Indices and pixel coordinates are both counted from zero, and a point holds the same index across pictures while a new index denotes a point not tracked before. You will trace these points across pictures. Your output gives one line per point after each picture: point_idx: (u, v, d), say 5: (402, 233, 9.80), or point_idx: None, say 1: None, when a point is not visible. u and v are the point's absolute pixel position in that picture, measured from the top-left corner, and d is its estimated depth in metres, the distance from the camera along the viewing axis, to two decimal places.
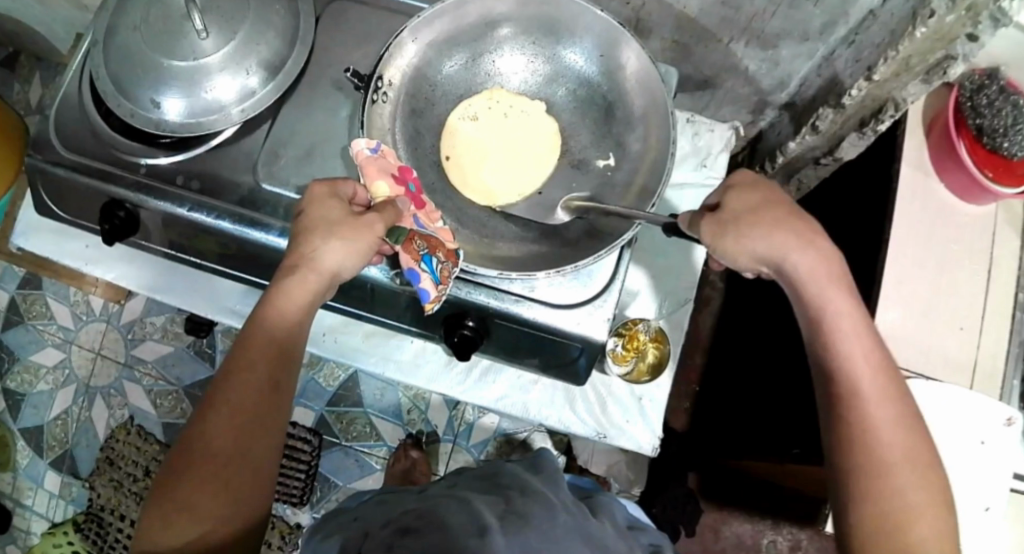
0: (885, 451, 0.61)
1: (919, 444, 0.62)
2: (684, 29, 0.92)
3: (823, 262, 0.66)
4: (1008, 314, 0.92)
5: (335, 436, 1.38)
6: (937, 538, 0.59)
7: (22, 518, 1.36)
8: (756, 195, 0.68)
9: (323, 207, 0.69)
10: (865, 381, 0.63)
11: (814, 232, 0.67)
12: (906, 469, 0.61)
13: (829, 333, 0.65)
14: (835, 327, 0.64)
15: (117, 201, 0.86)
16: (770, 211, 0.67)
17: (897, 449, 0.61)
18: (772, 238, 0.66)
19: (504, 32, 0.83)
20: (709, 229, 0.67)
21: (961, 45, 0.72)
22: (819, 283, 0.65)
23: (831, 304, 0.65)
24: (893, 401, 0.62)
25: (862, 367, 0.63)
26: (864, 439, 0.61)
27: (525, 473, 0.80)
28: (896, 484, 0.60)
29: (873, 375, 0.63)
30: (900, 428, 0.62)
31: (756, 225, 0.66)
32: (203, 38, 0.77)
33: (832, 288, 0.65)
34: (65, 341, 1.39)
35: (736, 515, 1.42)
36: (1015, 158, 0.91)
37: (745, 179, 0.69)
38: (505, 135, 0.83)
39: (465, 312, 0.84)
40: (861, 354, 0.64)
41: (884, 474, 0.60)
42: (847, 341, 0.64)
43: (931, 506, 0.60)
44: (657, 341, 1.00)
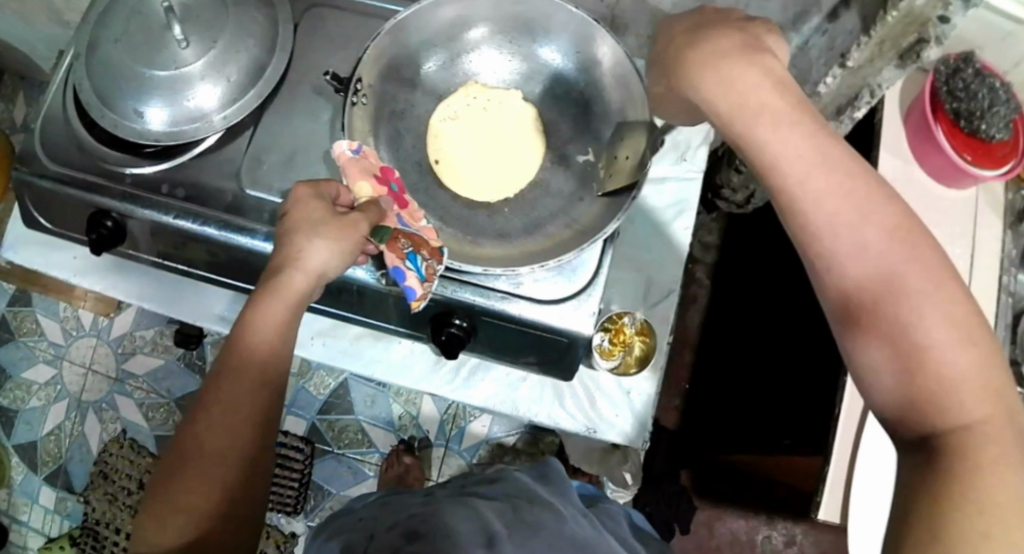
0: (869, 286, 0.49)
1: (910, 260, 0.49)
2: (660, 25, 0.93)
3: (742, 84, 0.52)
4: (991, 300, 0.93)
5: (328, 444, 1.38)
6: (971, 373, 0.46)
7: (18, 534, 1.36)
8: (670, 38, 0.57)
9: (306, 207, 0.70)
10: (818, 213, 0.50)
11: (726, 52, 0.53)
12: (895, 299, 0.48)
13: (767, 170, 0.52)
14: (771, 159, 0.51)
15: (104, 211, 0.86)
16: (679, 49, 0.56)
17: (885, 279, 0.49)
18: (687, 83, 0.55)
19: (479, 32, 0.83)
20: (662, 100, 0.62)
21: (933, 28, 0.72)
22: (742, 113, 0.52)
23: (759, 129, 0.52)
24: (861, 222, 0.49)
25: (812, 192, 0.50)
26: (843, 281, 0.50)
27: (530, 482, 0.79)
28: (898, 319, 0.48)
29: (831, 196, 0.50)
30: (879, 251, 0.49)
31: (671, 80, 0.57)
32: (184, 47, 0.78)
33: (758, 111, 0.52)
34: (56, 357, 1.39)
35: (730, 511, 1.42)
36: (994, 140, 0.91)
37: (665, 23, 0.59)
38: (486, 131, 0.85)
39: (451, 311, 0.84)
40: (806, 181, 0.50)
41: (881, 312, 0.48)
42: (792, 170, 0.51)
43: (950, 331, 0.47)
44: (643, 335, 1.00)
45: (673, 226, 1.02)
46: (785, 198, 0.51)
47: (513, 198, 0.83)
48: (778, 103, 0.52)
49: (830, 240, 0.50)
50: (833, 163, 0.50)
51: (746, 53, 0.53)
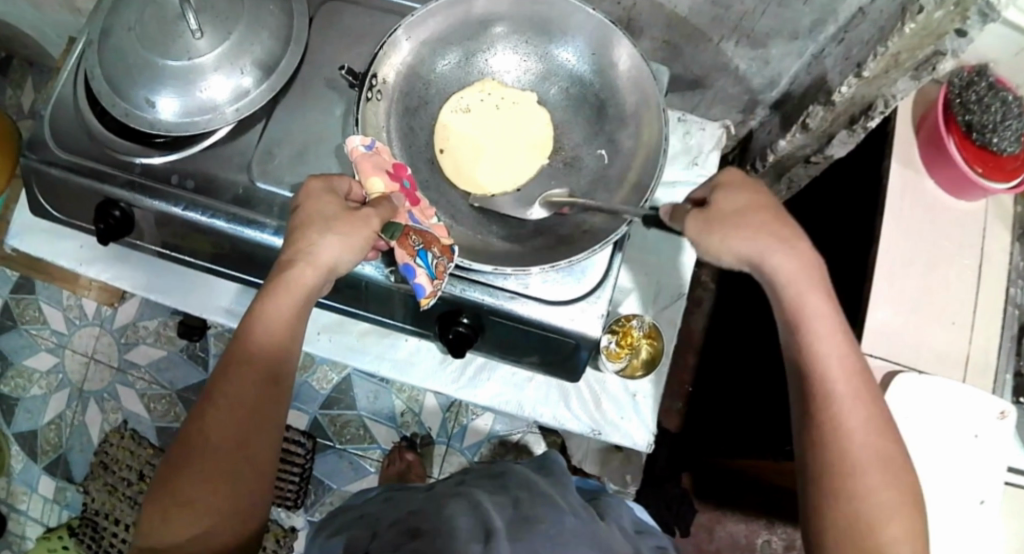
0: (857, 453, 0.62)
1: (891, 447, 0.63)
2: (675, 29, 0.92)
3: (803, 264, 0.67)
4: (1000, 310, 0.92)
5: (329, 439, 1.38)
6: (905, 544, 0.61)
7: (17, 522, 1.35)
8: (743, 195, 0.69)
9: (318, 202, 0.69)
10: (841, 385, 0.64)
11: (795, 234, 0.68)
12: (874, 471, 0.62)
13: (806, 336, 0.66)
14: (813, 331, 0.66)
15: (112, 200, 0.86)
16: (753, 206, 0.69)
17: (870, 454, 0.62)
18: (755, 237, 0.67)
19: (497, 31, 0.83)
20: (696, 225, 0.68)
21: (950, 41, 0.73)
22: (800, 286, 0.67)
23: (810, 307, 0.66)
24: (866, 405, 0.64)
25: (837, 371, 0.64)
26: (837, 444, 0.63)
27: (532, 474, 0.80)
28: (867, 489, 0.61)
29: (848, 377, 0.64)
30: (871, 432, 0.63)
31: (739, 225, 0.67)
32: (197, 37, 0.77)
33: (813, 292, 0.67)
34: (58, 345, 1.38)
35: (730, 514, 1.41)
36: (1005, 153, 0.91)
37: (734, 178, 0.70)
38: (495, 126, 0.84)
39: (460, 309, 0.84)
40: (837, 358, 0.65)
41: (857, 478, 0.62)
42: (827, 348, 0.65)
43: (902, 509, 0.61)
44: (650, 337, 0.99)
45: None
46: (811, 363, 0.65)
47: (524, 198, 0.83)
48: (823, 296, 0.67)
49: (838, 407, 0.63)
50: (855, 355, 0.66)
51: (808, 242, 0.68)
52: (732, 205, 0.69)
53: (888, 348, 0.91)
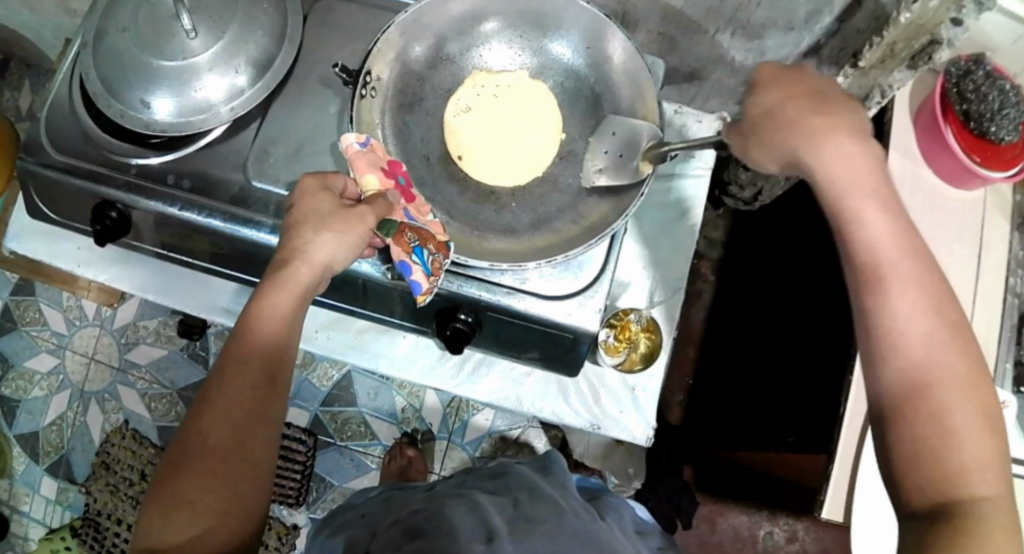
0: (921, 369, 0.55)
1: (964, 358, 0.55)
2: (670, 21, 0.92)
3: (848, 159, 0.59)
4: (999, 300, 0.92)
5: (330, 436, 1.38)
6: (982, 460, 0.53)
7: (19, 523, 1.36)
8: (781, 94, 0.62)
9: (313, 200, 0.70)
10: (897, 295, 0.56)
11: (835, 125, 0.59)
12: (942, 385, 0.54)
13: (855, 243, 0.58)
14: (865, 236, 0.57)
15: (108, 201, 0.86)
16: (793, 104, 0.61)
17: (939, 368, 0.54)
18: (791, 135, 0.60)
19: (490, 26, 0.83)
20: (738, 141, 0.65)
21: (947, 30, 0.71)
22: (848, 186, 0.58)
23: (859, 206, 0.58)
24: (930, 314, 0.56)
25: (894, 275, 0.56)
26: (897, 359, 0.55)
27: (533, 475, 0.79)
28: (938, 406, 0.54)
29: (909, 284, 0.56)
30: (936, 343, 0.55)
31: (778, 131, 0.61)
32: (192, 37, 0.76)
33: (862, 191, 0.58)
34: (59, 346, 1.39)
35: (732, 506, 1.42)
36: (1003, 142, 0.91)
37: (771, 75, 0.63)
38: (504, 116, 0.85)
39: (457, 305, 0.84)
40: (893, 264, 0.56)
41: (924, 395, 0.54)
42: (883, 254, 0.57)
43: (978, 426, 0.54)
44: (648, 332, 0.99)
45: (683, 226, 1.03)
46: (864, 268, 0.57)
47: (520, 192, 0.83)
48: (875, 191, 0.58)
49: (895, 316, 0.56)
50: (915, 257, 0.57)
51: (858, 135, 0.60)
52: (767, 109, 0.62)
53: None
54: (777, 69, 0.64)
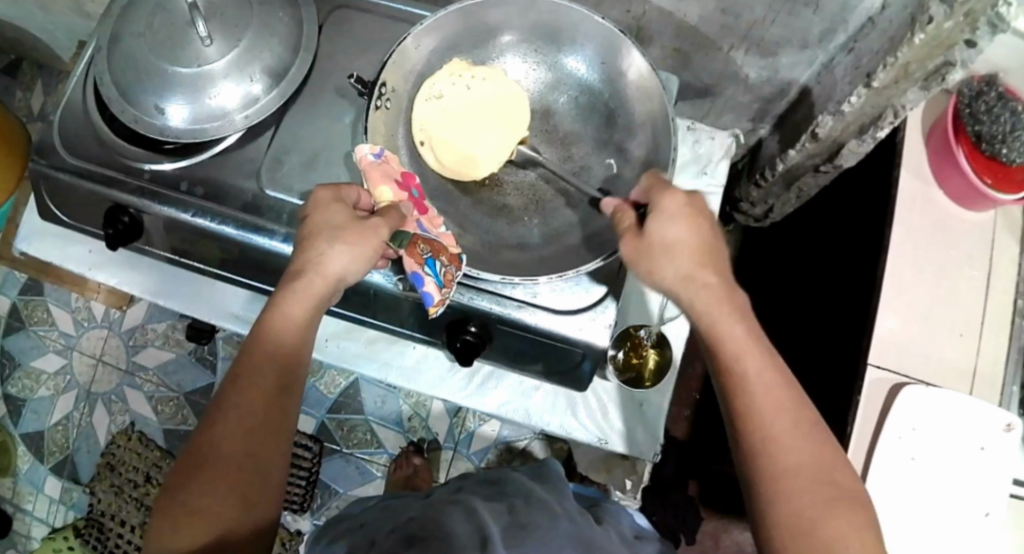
0: (783, 463, 0.59)
1: (824, 450, 0.60)
2: (685, 37, 0.92)
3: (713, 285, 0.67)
4: (1009, 323, 0.92)
5: (336, 443, 1.38)
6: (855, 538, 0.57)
7: (22, 523, 1.36)
8: (678, 226, 0.68)
9: (327, 212, 0.70)
10: (761, 398, 0.61)
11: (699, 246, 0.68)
12: (803, 477, 0.59)
13: (723, 358, 0.64)
14: (731, 352, 0.64)
15: (121, 206, 0.86)
16: (684, 234, 0.68)
17: (799, 460, 0.59)
18: (673, 257, 0.67)
19: (506, 40, 0.84)
20: (634, 247, 0.69)
21: (960, 51, 0.71)
22: (715, 312, 0.65)
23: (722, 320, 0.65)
24: (791, 415, 0.61)
25: (756, 378, 0.62)
26: (764, 456, 0.60)
27: (530, 482, 0.79)
28: (798, 498, 0.58)
29: (770, 388, 0.62)
30: (799, 439, 0.60)
31: (666, 258, 0.68)
32: (207, 45, 0.77)
33: (727, 314, 0.65)
34: (66, 347, 1.39)
35: (737, 523, 1.40)
36: (1014, 164, 0.91)
37: (674, 204, 0.69)
38: (474, 107, 0.79)
39: (467, 318, 0.84)
40: (757, 374, 0.62)
41: (780, 480, 0.59)
42: (748, 366, 0.63)
43: (838, 512, 0.58)
44: (658, 348, 1.00)
45: None
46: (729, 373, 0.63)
47: (533, 207, 0.83)
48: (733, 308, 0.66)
49: (758, 412, 0.61)
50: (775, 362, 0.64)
51: (721, 272, 0.68)
52: (664, 238, 0.68)
53: (897, 360, 0.91)
54: (683, 196, 0.69)
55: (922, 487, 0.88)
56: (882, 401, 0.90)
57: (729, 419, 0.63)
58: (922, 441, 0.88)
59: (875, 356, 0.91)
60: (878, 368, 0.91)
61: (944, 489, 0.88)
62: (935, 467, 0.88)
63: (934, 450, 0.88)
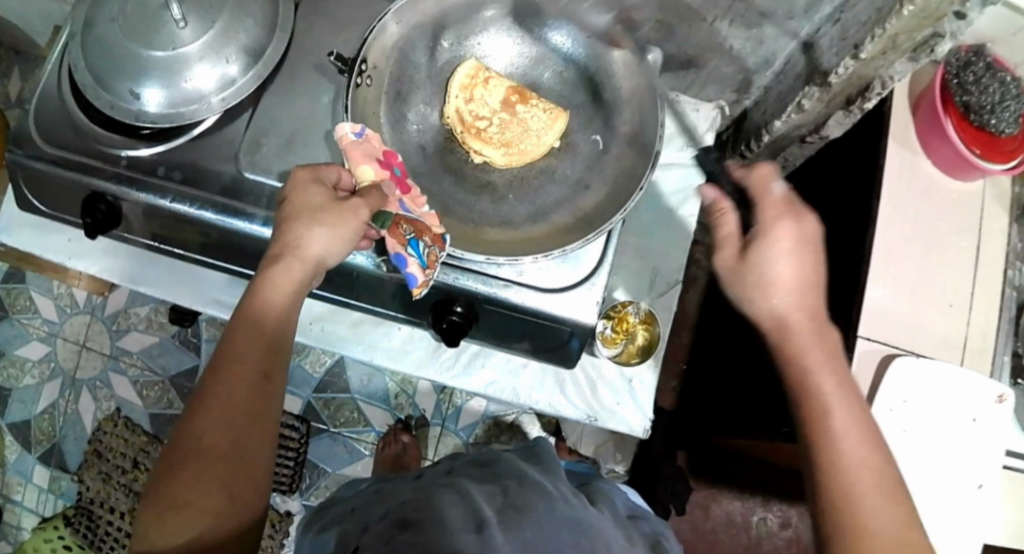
0: (877, 548, 0.58)
1: (913, 534, 0.59)
2: (669, 9, 0.90)
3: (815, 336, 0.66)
4: (998, 293, 0.92)
5: (323, 423, 1.38)
6: None
7: (12, 512, 1.35)
8: (785, 260, 0.67)
9: (305, 193, 0.69)
10: (858, 479, 0.60)
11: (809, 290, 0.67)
12: None
13: (820, 427, 0.62)
14: (830, 423, 0.62)
15: (98, 193, 0.84)
16: (789, 269, 0.67)
17: (892, 547, 0.58)
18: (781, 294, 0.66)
19: (489, 14, 0.82)
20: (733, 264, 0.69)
21: (950, 23, 0.71)
22: (816, 373, 0.64)
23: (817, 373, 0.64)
24: (886, 497, 0.60)
25: (849, 440, 0.61)
26: (855, 538, 0.59)
27: (522, 463, 0.79)
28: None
29: (866, 467, 0.61)
30: (891, 523, 0.59)
31: (768, 298, 0.66)
32: (182, 27, 0.75)
33: (827, 380, 0.64)
34: (50, 334, 1.37)
35: (726, 492, 1.43)
36: (1003, 134, 0.90)
37: (782, 235, 0.67)
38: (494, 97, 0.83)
39: (453, 298, 0.83)
40: (853, 448, 0.61)
41: (865, 543, 0.59)
42: (844, 441, 0.62)
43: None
44: (646, 324, 1.01)
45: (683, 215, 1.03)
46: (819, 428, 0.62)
47: (517, 185, 0.82)
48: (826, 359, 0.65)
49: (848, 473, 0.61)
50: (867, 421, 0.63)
51: (820, 322, 0.67)
52: (768, 273, 0.67)
53: (886, 332, 0.91)
54: (792, 225, 0.68)
55: (915, 457, 0.88)
56: (872, 375, 0.90)
57: (818, 493, 0.61)
58: (914, 413, 0.88)
59: (865, 328, 0.91)
60: (868, 340, 0.91)
61: (938, 459, 0.88)
62: (927, 437, 0.88)
63: (925, 421, 0.88)
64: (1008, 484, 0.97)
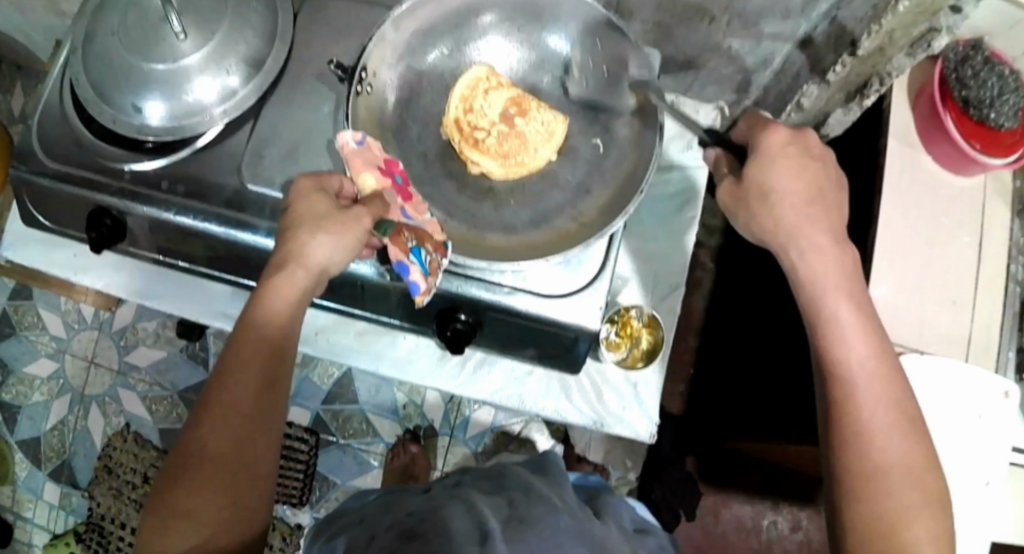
0: (878, 457, 0.62)
1: (917, 449, 0.63)
2: (665, 11, 0.91)
3: (828, 262, 0.67)
4: (1003, 287, 0.92)
5: (331, 434, 1.38)
6: (934, 536, 0.61)
7: (24, 530, 1.36)
8: (783, 171, 0.68)
9: (309, 202, 0.70)
10: (864, 390, 0.63)
11: (812, 214, 0.68)
12: (904, 487, 0.61)
13: (829, 334, 0.66)
14: (839, 333, 0.65)
15: (103, 208, 0.85)
16: (790, 179, 0.68)
17: (893, 457, 0.62)
18: (779, 216, 0.68)
19: (487, 19, 0.82)
20: (729, 191, 0.71)
21: (945, 18, 0.70)
22: (824, 285, 0.67)
23: (828, 300, 0.66)
24: (893, 411, 0.63)
25: (860, 372, 0.64)
26: (858, 444, 0.62)
27: (530, 476, 0.79)
28: (892, 497, 0.61)
29: (873, 379, 0.64)
30: (897, 435, 0.62)
31: (770, 207, 0.68)
32: (182, 39, 0.75)
33: (837, 290, 0.66)
34: (58, 350, 1.38)
35: (735, 497, 1.42)
36: (1003, 128, 0.90)
37: (777, 147, 0.69)
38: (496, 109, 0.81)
39: (456, 306, 0.84)
40: (859, 359, 0.64)
41: (876, 471, 0.62)
42: (852, 352, 0.65)
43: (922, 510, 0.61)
44: (650, 327, 1.00)
45: (683, 218, 1.04)
46: (831, 358, 0.65)
47: (518, 189, 0.82)
48: (834, 284, 0.67)
49: (860, 404, 0.63)
50: (881, 352, 0.65)
51: (833, 232, 0.68)
52: (766, 186, 0.68)
53: (892, 329, 0.90)
54: (788, 135, 0.70)
55: None
56: None
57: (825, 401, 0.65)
58: (920, 412, 0.88)
59: None
60: None
61: (949, 457, 0.87)
62: (934, 435, 0.88)
63: (934, 419, 0.88)
64: (1015, 480, 0.97)
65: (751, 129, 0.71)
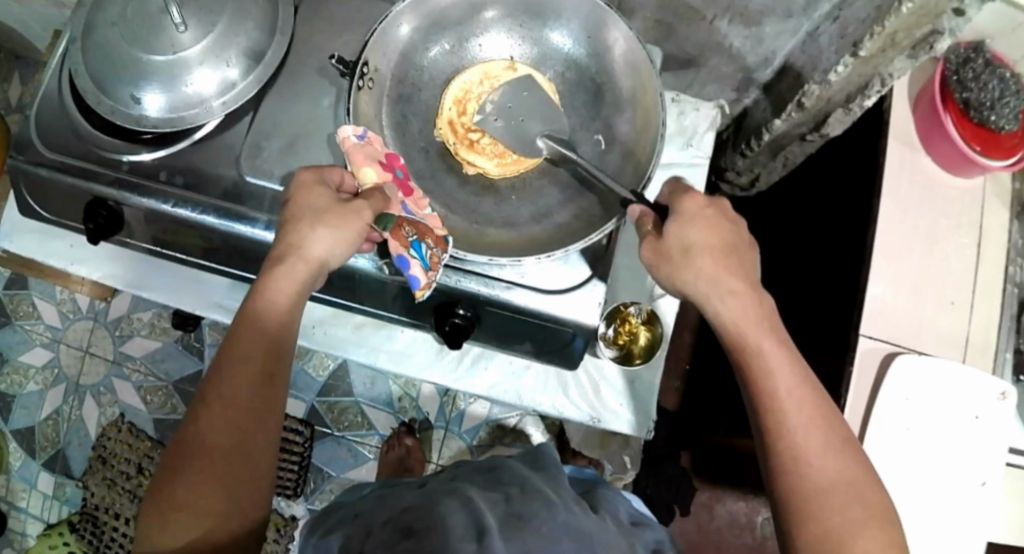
0: (816, 482, 0.62)
1: (853, 470, 0.63)
2: (668, 9, 0.90)
3: (746, 307, 0.68)
4: (999, 290, 0.92)
5: (327, 427, 1.38)
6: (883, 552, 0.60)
7: (17, 519, 1.36)
8: (698, 229, 0.70)
9: (310, 194, 0.70)
10: (794, 414, 0.63)
11: (727, 266, 0.69)
12: (845, 506, 0.61)
13: (758, 369, 0.66)
14: (768, 367, 0.66)
15: (100, 199, 0.84)
16: (704, 235, 0.69)
17: (831, 479, 0.62)
18: (700, 269, 0.69)
19: (490, 15, 0.82)
20: (651, 249, 0.70)
21: (948, 20, 0.70)
22: (747, 324, 0.67)
23: (754, 338, 0.67)
24: (826, 433, 0.63)
25: (793, 401, 0.64)
26: (795, 470, 0.62)
27: (524, 469, 0.79)
28: (834, 519, 0.60)
29: (805, 406, 0.64)
30: (832, 458, 0.62)
31: (691, 262, 0.69)
32: (181, 31, 0.75)
33: (760, 327, 0.67)
34: (53, 340, 1.38)
35: (730, 493, 1.43)
36: (1003, 132, 0.90)
37: (693, 208, 0.71)
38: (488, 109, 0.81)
39: (455, 300, 0.83)
40: (791, 389, 0.64)
41: (818, 498, 0.61)
42: (782, 382, 0.65)
43: (870, 527, 0.60)
44: (649, 324, 1.01)
45: None
46: (763, 391, 0.65)
47: (518, 185, 0.82)
48: (755, 323, 0.68)
49: (796, 432, 0.63)
50: (808, 382, 0.65)
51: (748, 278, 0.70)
52: (685, 242, 0.70)
53: (887, 329, 0.91)
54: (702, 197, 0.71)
55: (915, 458, 0.88)
56: (873, 377, 0.90)
57: (758, 429, 0.65)
58: (916, 411, 0.88)
59: (867, 325, 0.91)
60: (869, 337, 0.91)
61: (942, 457, 0.88)
62: (927, 437, 0.88)
63: (927, 419, 0.88)
64: (1010, 481, 0.97)
65: (669, 194, 0.73)
